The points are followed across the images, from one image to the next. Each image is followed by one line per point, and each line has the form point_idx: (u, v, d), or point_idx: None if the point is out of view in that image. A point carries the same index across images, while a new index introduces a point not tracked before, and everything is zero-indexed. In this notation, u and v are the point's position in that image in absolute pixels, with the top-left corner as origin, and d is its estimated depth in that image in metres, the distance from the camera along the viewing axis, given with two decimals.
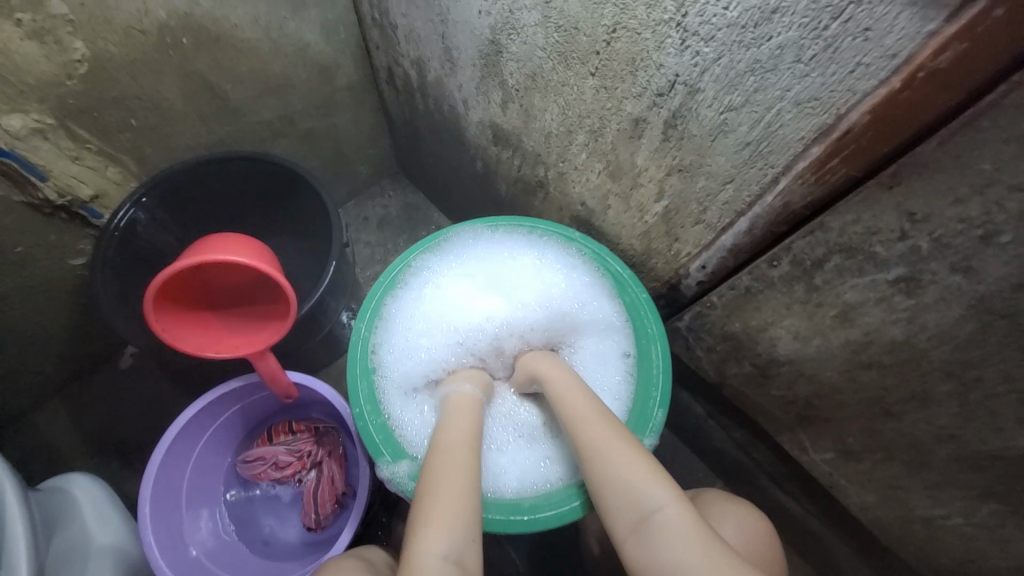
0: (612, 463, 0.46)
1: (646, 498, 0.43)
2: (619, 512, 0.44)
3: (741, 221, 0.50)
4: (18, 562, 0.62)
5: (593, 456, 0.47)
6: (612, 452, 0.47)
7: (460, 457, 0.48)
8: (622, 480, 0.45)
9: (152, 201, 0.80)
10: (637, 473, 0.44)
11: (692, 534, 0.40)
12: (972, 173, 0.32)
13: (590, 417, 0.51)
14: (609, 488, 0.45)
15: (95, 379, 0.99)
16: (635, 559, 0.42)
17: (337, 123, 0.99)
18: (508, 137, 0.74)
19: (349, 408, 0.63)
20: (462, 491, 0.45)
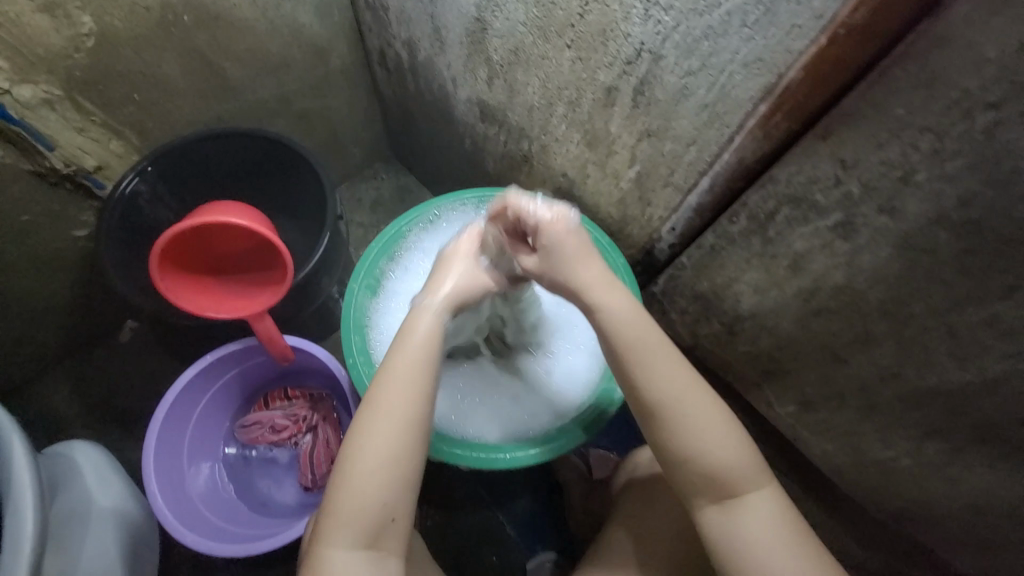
0: (717, 446, 0.49)
1: (746, 478, 0.49)
2: (708, 490, 0.50)
3: (704, 181, 0.54)
4: (23, 511, 0.63)
5: (695, 435, 0.49)
6: (715, 436, 0.49)
7: (381, 429, 0.48)
8: (724, 463, 0.49)
9: (154, 174, 0.83)
10: (734, 451, 0.49)
11: (771, 505, 0.49)
12: (889, 118, 0.38)
13: (694, 398, 0.50)
14: (704, 476, 0.49)
15: (94, 351, 1.02)
16: (717, 520, 0.50)
17: (331, 104, 1.02)
18: (494, 113, 0.78)
19: (344, 359, 0.66)
20: (365, 471, 0.47)
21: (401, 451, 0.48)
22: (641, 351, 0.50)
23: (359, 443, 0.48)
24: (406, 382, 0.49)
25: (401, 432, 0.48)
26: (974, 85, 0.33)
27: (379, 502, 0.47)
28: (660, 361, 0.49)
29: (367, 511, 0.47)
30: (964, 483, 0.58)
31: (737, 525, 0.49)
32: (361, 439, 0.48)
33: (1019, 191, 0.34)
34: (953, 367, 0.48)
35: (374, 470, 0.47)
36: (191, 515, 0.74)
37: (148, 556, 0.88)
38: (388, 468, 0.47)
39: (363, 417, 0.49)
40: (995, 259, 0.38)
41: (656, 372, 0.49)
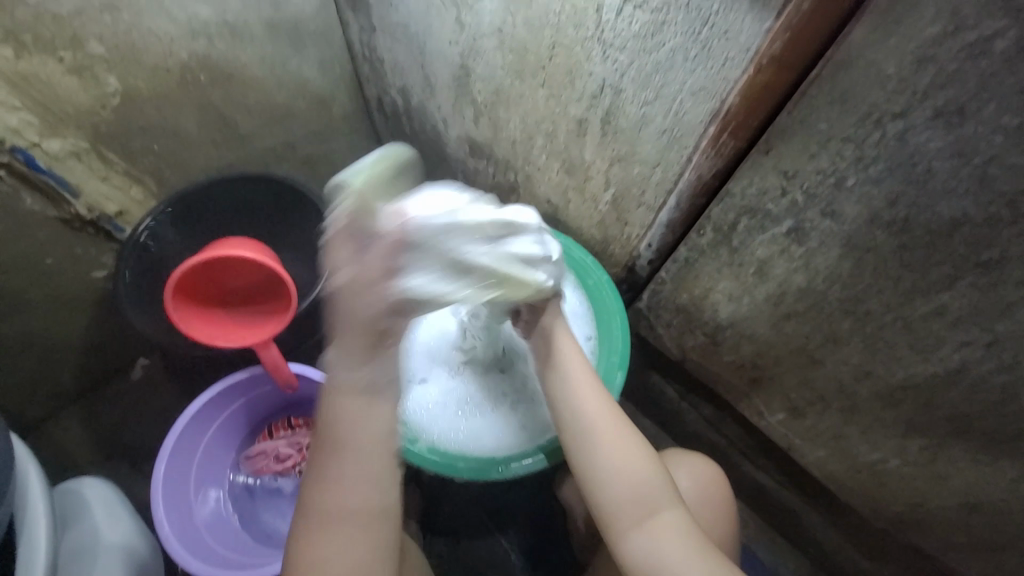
0: (628, 465, 0.52)
1: (661, 496, 0.51)
2: (628, 503, 0.51)
3: (672, 198, 0.59)
4: (37, 537, 0.65)
5: (607, 454, 0.53)
6: (624, 454, 0.53)
7: (319, 507, 0.47)
8: (633, 483, 0.51)
9: (170, 217, 0.90)
10: (643, 470, 0.52)
11: (684, 526, 0.50)
12: (816, 133, 0.42)
13: (601, 413, 0.55)
14: (621, 486, 0.51)
15: (109, 389, 1.06)
16: (633, 544, 0.50)
17: (334, 148, 1.10)
18: (482, 149, 0.85)
19: None
20: (309, 548, 0.47)
21: (336, 538, 0.47)
22: (566, 381, 0.56)
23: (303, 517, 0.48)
24: (335, 465, 0.47)
25: (337, 519, 0.47)
26: (880, 98, 0.38)
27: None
28: (581, 387, 0.56)
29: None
30: (953, 478, 0.58)
31: (648, 545, 0.49)
32: (303, 517, 0.48)
33: (936, 187, 0.38)
34: (917, 360, 0.50)
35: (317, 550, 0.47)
36: (198, 545, 0.75)
37: None
38: (330, 554, 0.46)
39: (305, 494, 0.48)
40: (929, 252, 0.42)
41: (574, 398, 0.55)
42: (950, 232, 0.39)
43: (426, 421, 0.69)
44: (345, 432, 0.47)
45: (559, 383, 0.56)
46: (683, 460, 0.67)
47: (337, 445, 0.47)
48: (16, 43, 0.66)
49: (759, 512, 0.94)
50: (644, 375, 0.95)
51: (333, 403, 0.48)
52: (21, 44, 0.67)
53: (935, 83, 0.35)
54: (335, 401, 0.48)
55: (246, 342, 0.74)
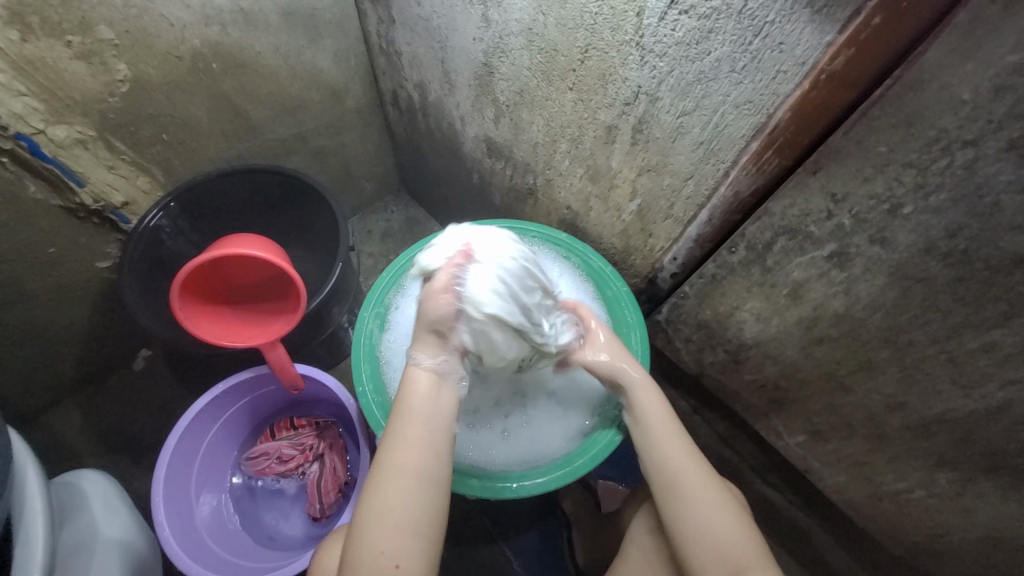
0: (705, 512, 0.54)
1: (747, 551, 0.52)
2: (713, 550, 0.52)
3: (703, 213, 0.57)
4: (33, 536, 0.63)
5: (697, 505, 0.54)
6: (701, 501, 0.54)
7: (393, 483, 0.50)
8: (724, 536, 0.52)
9: (176, 209, 0.87)
10: (732, 523, 0.53)
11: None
12: (874, 155, 0.40)
13: (683, 457, 0.57)
14: (702, 531, 0.53)
15: (108, 380, 1.04)
16: None
17: (345, 141, 1.07)
18: (500, 149, 0.82)
19: (353, 387, 0.68)
20: (383, 522, 0.49)
21: (413, 507, 0.50)
22: (657, 430, 0.58)
23: (373, 499, 0.50)
24: (413, 440, 0.52)
25: (410, 491, 0.50)
26: (951, 124, 0.36)
27: (392, 559, 0.48)
28: (672, 437, 0.58)
29: (381, 565, 0.47)
30: (980, 515, 0.56)
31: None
32: (374, 494, 0.50)
33: (1001, 223, 0.36)
34: (959, 395, 0.48)
35: (393, 521, 0.49)
36: (198, 547, 0.73)
37: None
38: (404, 525, 0.49)
39: (377, 474, 0.52)
40: (986, 287, 0.40)
41: (667, 445, 0.57)
42: (1012, 269, 0.38)
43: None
44: (426, 412, 0.54)
45: (653, 430, 0.59)
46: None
47: (415, 420, 0.53)
48: (24, 27, 0.62)
49: (769, 530, 0.92)
50: (656, 387, 0.93)
51: (414, 391, 0.54)
52: (30, 28, 0.62)
53: (1013, 113, 0.33)
54: (415, 390, 0.54)
55: (253, 341, 0.71)
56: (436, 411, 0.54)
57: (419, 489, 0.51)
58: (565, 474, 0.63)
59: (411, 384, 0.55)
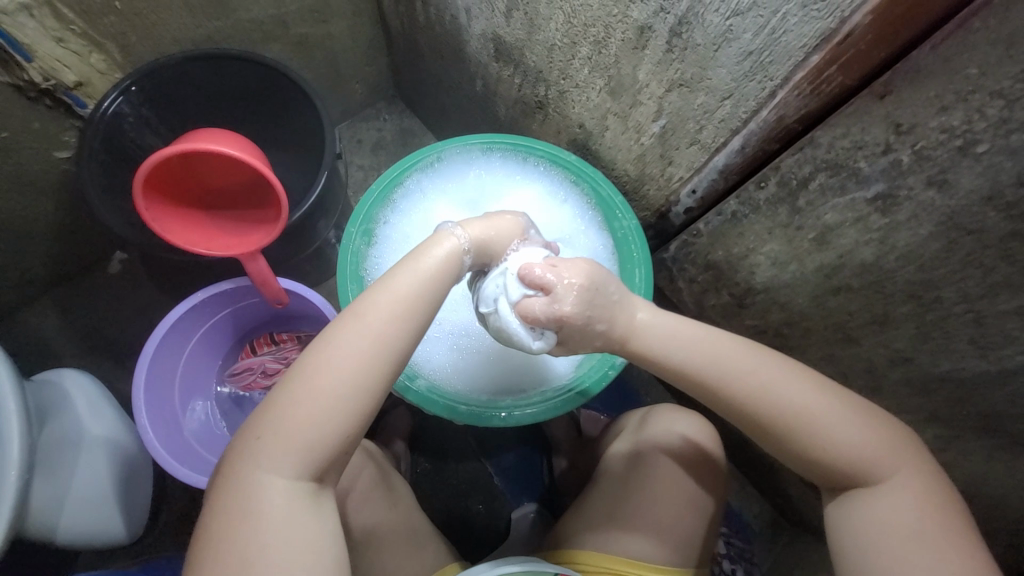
0: (849, 434, 0.45)
1: (881, 466, 0.46)
2: (850, 467, 0.46)
3: (735, 140, 0.51)
4: (10, 436, 0.60)
5: (820, 446, 0.46)
6: (840, 423, 0.46)
7: (356, 368, 0.40)
8: (857, 450, 0.45)
9: (139, 95, 0.77)
10: (863, 450, 0.45)
11: (907, 499, 0.45)
12: (959, 79, 0.35)
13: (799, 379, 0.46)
14: (833, 454, 0.46)
15: (82, 280, 0.99)
16: (868, 509, 0.46)
17: (333, 31, 0.94)
18: (510, 52, 0.72)
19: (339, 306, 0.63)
20: (333, 405, 0.40)
21: (359, 385, 0.40)
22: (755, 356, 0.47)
23: (327, 377, 0.40)
24: (394, 327, 0.42)
25: (363, 366, 0.40)
26: None
27: (326, 435, 0.40)
28: (782, 367, 0.46)
29: (314, 436, 0.40)
30: (958, 471, 0.57)
31: (863, 513, 0.46)
32: (325, 356, 0.41)
33: None
34: (972, 356, 0.46)
35: (345, 409, 0.40)
36: (184, 452, 0.74)
37: (147, 473, 0.89)
38: (343, 403, 0.40)
39: (343, 334, 0.41)
40: None
41: (778, 384, 0.46)
42: None
43: (422, 354, 0.65)
44: (414, 299, 0.43)
45: (741, 375, 0.46)
46: (672, 417, 0.66)
47: (410, 289, 0.43)
48: None
49: (737, 463, 0.96)
50: None
51: (429, 264, 0.45)
52: None
53: None
54: (409, 274, 0.44)
55: (235, 250, 0.66)
56: (420, 298, 0.43)
57: (373, 372, 0.41)
58: (554, 407, 0.61)
59: (433, 248, 0.46)
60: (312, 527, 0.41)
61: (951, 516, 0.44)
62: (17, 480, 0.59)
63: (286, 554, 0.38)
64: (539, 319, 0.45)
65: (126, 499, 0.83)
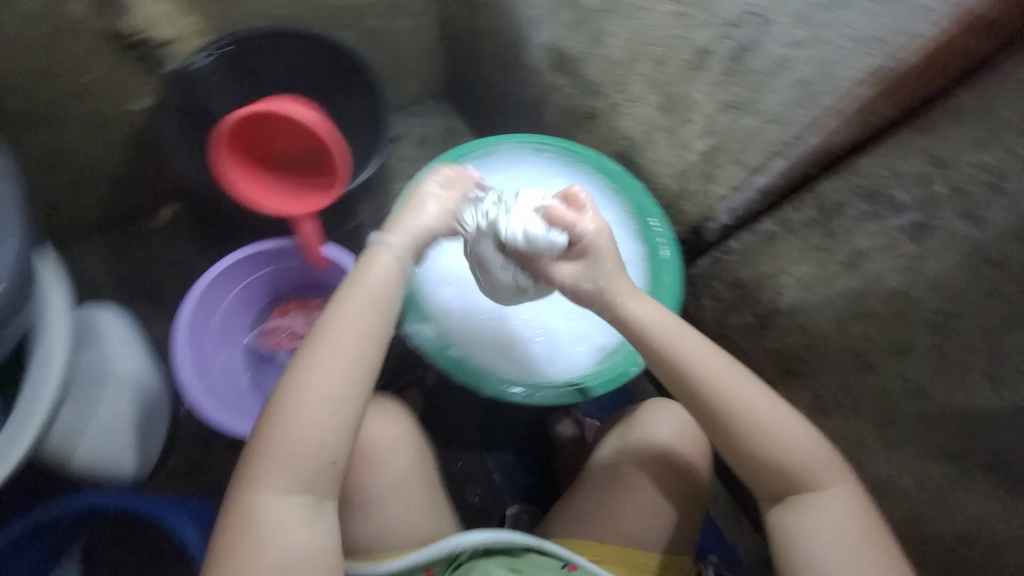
0: (787, 449, 0.49)
1: (816, 476, 0.49)
2: (782, 480, 0.49)
3: (776, 161, 0.60)
4: (54, 347, 0.64)
5: (755, 457, 0.50)
6: (777, 442, 0.49)
7: (331, 379, 0.47)
8: (790, 462, 0.49)
9: (219, 61, 0.83)
10: (796, 462, 0.49)
11: (840, 507, 0.49)
12: (987, 121, 0.48)
13: (738, 391, 0.50)
14: (766, 468, 0.50)
15: (126, 228, 1.03)
16: (801, 523, 0.49)
17: (399, 28, 1.00)
18: (569, 63, 0.74)
19: None
20: (316, 415, 0.46)
21: (329, 401, 0.46)
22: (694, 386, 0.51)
23: (303, 394, 0.46)
24: (351, 343, 0.48)
25: (329, 383, 0.47)
26: None
27: (308, 455, 0.46)
28: (719, 394, 0.50)
29: (298, 456, 0.46)
30: None
31: (798, 526, 0.49)
32: (296, 381, 0.47)
33: None
34: (985, 389, 0.49)
35: (325, 419, 0.46)
36: (216, 396, 0.78)
37: (166, 431, 0.88)
38: (318, 421, 0.46)
39: (308, 361, 0.47)
40: None
41: (714, 409, 0.50)
42: None
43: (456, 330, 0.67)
44: (367, 317, 0.49)
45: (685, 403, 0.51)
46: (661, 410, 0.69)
47: (361, 305, 0.49)
48: None
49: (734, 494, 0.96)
50: None
51: (373, 283, 0.50)
52: None
53: None
54: (368, 279, 0.50)
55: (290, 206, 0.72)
56: (373, 315, 0.49)
57: (339, 382, 0.47)
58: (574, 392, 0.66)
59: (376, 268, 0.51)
60: (305, 532, 0.46)
61: (875, 524, 0.48)
62: (55, 389, 0.63)
63: (285, 556, 0.45)
64: (566, 217, 0.53)
65: (138, 446, 0.84)
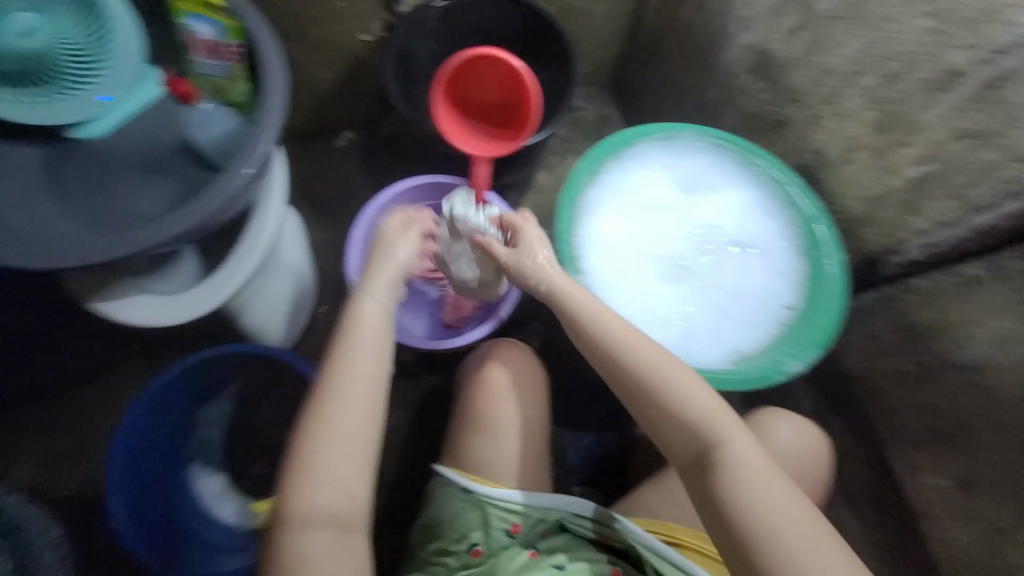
0: (771, 507, 0.47)
1: (810, 541, 0.45)
2: (779, 552, 0.45)
3: (1011, 205, 0.56)
4: (268, 219, 0.73)
5: (688, 430, 0.51)
6: (762, 496, 0.48)
7: (351, 413, 0.55)
8: (777, 515, 0.46)
9: (439, 11, 0.93)
10: (710, 425, 0.50)
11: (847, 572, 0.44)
12: None
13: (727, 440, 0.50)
14: (762, 539, 0.46)
15: (312, 143, 1.18)
16: None
17: (593, 11, 1.04)
18: (770, 67, 0.74)
19: (554, 221, 0.68)
20: (336, 444, 0.54)
21: (352, 426, 0.55)
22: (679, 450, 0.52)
23: (328, 429, 0.54)
24: (361, 372, 0.57)
25: (348, 411, 0.55)
26: None
27: (338, 484, 0.53)
28: (699, 457, 0.50)
29: (329, 486, 0.53)
30: None
31: None
32: (316, 424, 0.54)
33: None
34: None
35: (349, 450, 0.54)
36: None
37: (309, 312, 1.04)
38: (347, 451, 0.54)
39: (321, 406, 0.55)
40: None
41: (700, 476, 0.50)
42: None
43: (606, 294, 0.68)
44: (372, 350, 0.59)
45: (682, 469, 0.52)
46: (781, 421, 0.67)
47: (363, 339, 0.59)
48: None
49: None
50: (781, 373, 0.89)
51: (363, 322, 0.60)
52: None
53: None
54: (364, 320, 0.60)
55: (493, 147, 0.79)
56: (376, 348, 0.59)
57: (360, 403, 0.56)
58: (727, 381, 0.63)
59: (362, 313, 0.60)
60: (344, 546, 0.53)
61: None
62: (260, 254, 0.72)
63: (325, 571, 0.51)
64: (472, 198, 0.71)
65: (289, 321, 0.99)
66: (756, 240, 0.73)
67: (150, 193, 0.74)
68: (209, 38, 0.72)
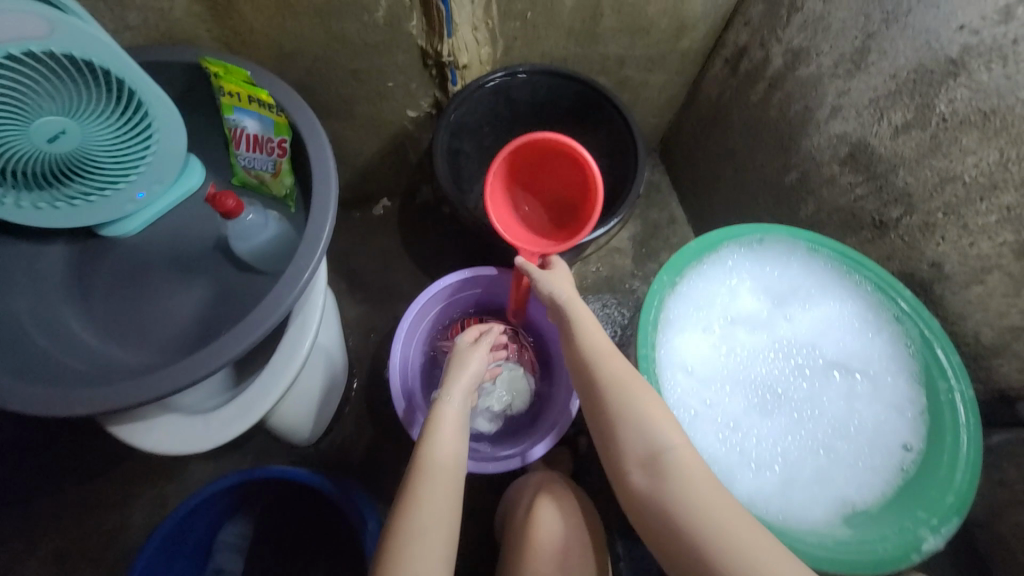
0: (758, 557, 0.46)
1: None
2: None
3: None
4: (308, 328, 0.66)
5: (631, 430, 0.54)
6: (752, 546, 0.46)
7: (438, 507, 0.53)
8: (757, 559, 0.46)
9: (493, 89, 0.87)
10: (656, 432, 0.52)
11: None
12: None
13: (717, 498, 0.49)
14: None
15: (349, 210, 1.13)
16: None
17: (650, 81, 0.97)
18: (873, 163, 0.67)
19: (636, 347, 0.59)
20: (430, 527, 0.51)
21: (440, 513, 0.52)
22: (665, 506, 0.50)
23: (414, 524, 0.51)
24: (449, 461, 0.57)
25: (439, 495, 0.54)
26: None
27: None
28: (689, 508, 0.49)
29: None
30: None
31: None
32: (411, 505, 0.52)
33: None
34: None
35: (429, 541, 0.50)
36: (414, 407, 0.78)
37: (337, 404, 0.95)
38: (433, 545, 0.50)
39: (410, 493, 0.54)
40: None
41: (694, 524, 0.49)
42: None
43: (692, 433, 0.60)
44: (457, 446, 0.59)
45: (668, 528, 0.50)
46: None
47: (450, 433, 0.59)
48: None
49: None
50: None
51: (444, 420, 0.60)
52: None
53: None
54: (445, 422, 0.60)
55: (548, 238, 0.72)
56: (460, 444, 0.59)
57: (449, 492, 0.55)
58: (855, 559, 0.52)
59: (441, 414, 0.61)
60: None
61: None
62: (297, 368, 0.64)
63: None
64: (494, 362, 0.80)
65: (322, 413, 0.91)
66: (858, 364, 0.64)
67: (182, 297, 0.66)
68: (254, 133, 0.66)
